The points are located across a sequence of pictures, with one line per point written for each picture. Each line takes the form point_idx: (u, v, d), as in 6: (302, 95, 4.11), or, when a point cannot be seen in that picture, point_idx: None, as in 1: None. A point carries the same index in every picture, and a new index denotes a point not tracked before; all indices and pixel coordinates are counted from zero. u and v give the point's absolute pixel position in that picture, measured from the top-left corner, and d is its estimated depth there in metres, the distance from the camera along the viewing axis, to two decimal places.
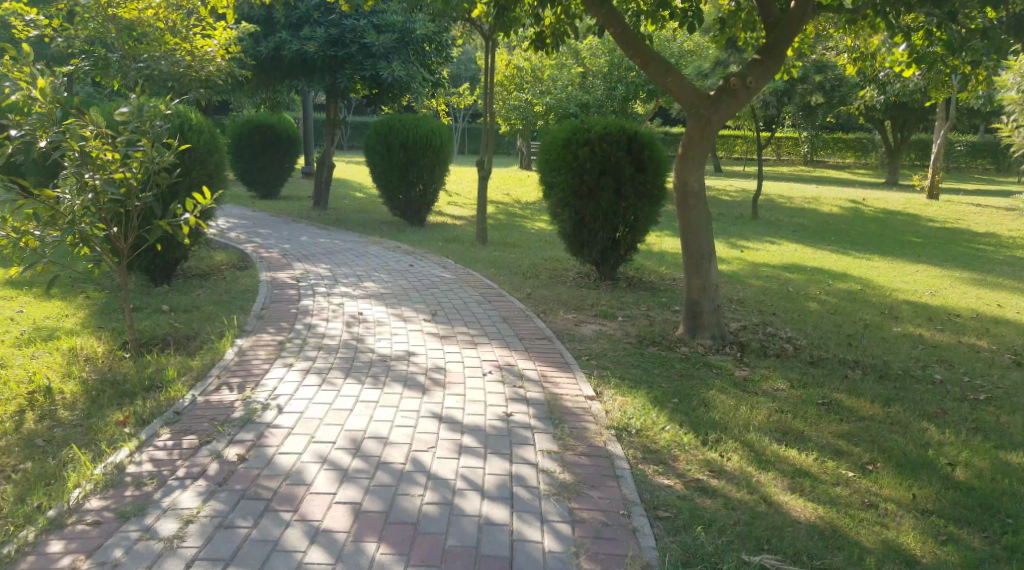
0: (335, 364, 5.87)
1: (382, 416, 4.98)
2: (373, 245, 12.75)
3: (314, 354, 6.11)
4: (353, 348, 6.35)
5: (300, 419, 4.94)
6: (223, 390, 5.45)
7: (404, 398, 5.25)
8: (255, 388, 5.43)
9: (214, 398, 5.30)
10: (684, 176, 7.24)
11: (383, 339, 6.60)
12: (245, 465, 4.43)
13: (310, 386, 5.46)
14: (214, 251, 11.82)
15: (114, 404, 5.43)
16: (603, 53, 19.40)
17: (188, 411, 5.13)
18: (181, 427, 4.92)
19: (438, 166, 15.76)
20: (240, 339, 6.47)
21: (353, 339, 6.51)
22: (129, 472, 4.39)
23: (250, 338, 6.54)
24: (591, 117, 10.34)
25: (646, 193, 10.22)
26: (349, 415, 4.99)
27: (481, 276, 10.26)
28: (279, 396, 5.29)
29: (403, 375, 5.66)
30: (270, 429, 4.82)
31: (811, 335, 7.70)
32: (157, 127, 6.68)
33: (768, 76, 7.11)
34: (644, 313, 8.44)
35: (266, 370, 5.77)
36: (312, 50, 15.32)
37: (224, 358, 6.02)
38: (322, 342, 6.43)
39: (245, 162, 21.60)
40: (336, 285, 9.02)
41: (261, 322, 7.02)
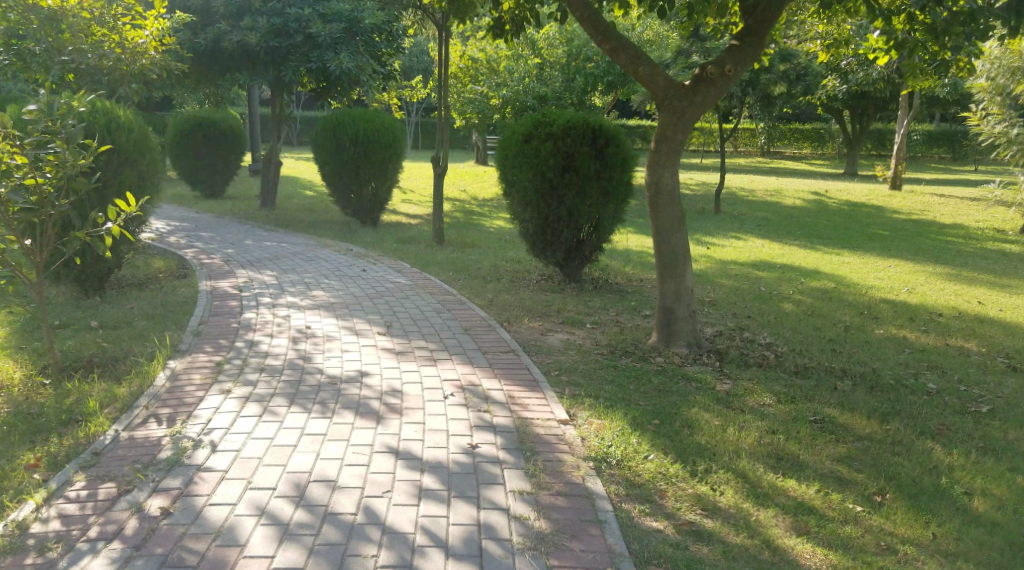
0: (279, 389, 5.23)
1: (331, 452, 4.37)
2: (323, 248, 12.08)
3: (255, 378, 5.45)
4: (299, 368, 5.71)
5: (237, 459, 4.32)
6: (150, 423, 4.80)
7: (356, 429, 4.64)
8: (187, 421, 4.77)
9: (140, 433, 4.66)
10: (657, 171, 6.73)
11: (334, 357, 5.97)
12: (169, 522, 3.84)
13: (249, 417, 4.82)
14: (153, 258, 11.05)
15: (25, 442, 4.74)
16: (561, 43, 19.06)
17: (109, 450, 4.49)
18: (99, 471, 4.29)
19: (391, 163, 15.03)
20: (172, 361, 5.82)
21: (298, 359, 5.90)
22: (32, 533, 3.80)
23: (184, 359, 5.88)
24: (551, 109, 9.79)
25: (612, 191, 9.70)
26: (293, 452, 4.38)
27: (439, 280, 9.67)
28: (213, 430, 4.65)
29: (356, 400, 5.04)
30: (202, 473, 4.20)
31: (791, 340, 7.24)
32: (69, 126, 6.17)
33: (746, 64, 6.63)
34: (613, 320, 7.91)
35: (201, 399, 5.11)
36: (253, 41, 14.61)
37: (153, 386, 5.34)
38: (264, 362, 5.79)
39: (189, 160, 20.71)
40: (284, 294, 8.37)
41: (197, 342, 6.35)
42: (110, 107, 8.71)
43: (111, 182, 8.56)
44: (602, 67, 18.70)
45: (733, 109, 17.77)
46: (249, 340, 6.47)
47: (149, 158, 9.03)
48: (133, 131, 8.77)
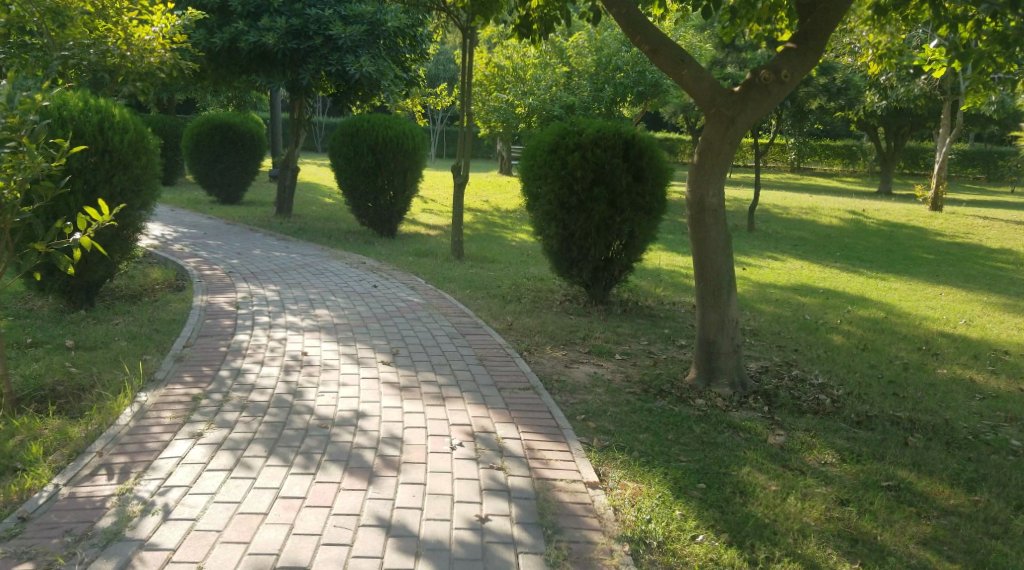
0: (256, 437, 4.61)
1: (307, 525, 3.74)
2: (334, 261, 11.46)
3: (234, 418, 4.89)
4: (285, 409, 5.07)
5: (191, 532, 3.70)
6: (99, 476, 4.18)
7: (343, 492, 4.00)
8: (141, 475, 4.15)
9: (84, 491, 4.05)
10: (701, 188, 5.99)
11: (326, 395, 5.33)
12: None
13: (217, 471, 4.19)
14: (151, 267, 10.51)
15: None
16: (590, 52, 18.46)
17: (41, 514, 3.88)
18: (24, 542, 3.67)
19: (410, 171, 14.38)
20: (143, 395, 5.25)
21: (287, 396, 5.28)
22: None
23: (157, 393, 5.31)
24: (581, 118, 9.09)
25: (644, 207, 8.95)
26: (260, 525, 3.74)
27: (455, 299, 8.99)
28: (169, 489, 4.02)
29: (345, 453, 4.40)
30: (143, 553, 3.58)
31: (845, 379, 6.48)
32: (31, 124, 5.24)
33: (804, 69, 5.89)
34: (644, 350, 7.20)
35: (165, 445, 4.51)
36: (272, 41, 13.99)
37: (114, 426, 4.76)
38: (247, 399, 5.20)
39: (205, 164, 20.17)
40: (283, 312, 7.73)
41: (175, 370, 5.74)
42: (106, 103, 8.09)
43: (98, 187, 7.93)
44: (632, 76, 18.04)
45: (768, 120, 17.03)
46: (235, 368, 5.86)
47: (146, 162, 8.45)
48: (129, 131, 8.14)
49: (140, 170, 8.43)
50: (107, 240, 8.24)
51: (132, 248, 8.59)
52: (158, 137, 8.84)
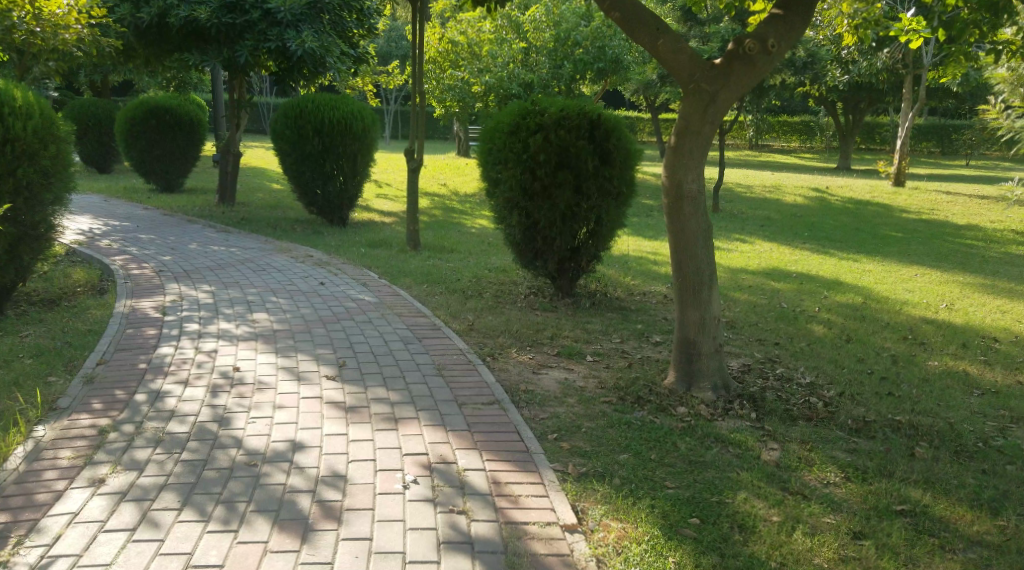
0: (168, 483, 4.06)
1: None
2: (280, 255, 10.76)
3: (145, 458, 4.29)
4: (208, 443, 4.45)
5: None
6: None
7: (269, 557, 3.53)
8: (19, 543, 3.61)
9: None
10: (679, 171, 5.48)
11: (258, 421, 4.71)
12: None
13: (115, 534, 3.68)
14: (73, 267, 9.75)
15: None
16: (547, 26, 17.61)
17: None
18: None
19: (361, 157, 13.67)
20: (40, 429, 4.61)
21: (214, 423, 4.69)
22: None
23: (57, 425, 4.67)
24: (542, 96, 8.49)
25: (610, 192, 8.40)
26: None
27: (410, 297, 8.38)
28: (54, 561, 3.51)
29: (273, 503, 3.90)
30: None
31: (834, 377, 6.00)
32: None
33: (791, 36, 5.39)
34: (616, 349, 6.67)
35: (58, 498, 3.94)
36: (204, 16, 13.28)
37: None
38: (164, 432, 4.56)
39: (142, 151, 19.18)
40: (215, 318, 7.02)
41: (82, 396, 5.04)
42: (7, 86, 7.39)
43: (1, 183, 7.25)
44: (591, 52, 17.33)
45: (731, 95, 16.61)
46: (153, 390, 5.15)
47: (54, 151, 7.74)
48: (34, 116, 7.46)
49: (49, 159, 7.74)
50: (14, 239, 7.57)
51: (44, 244, 7.92)
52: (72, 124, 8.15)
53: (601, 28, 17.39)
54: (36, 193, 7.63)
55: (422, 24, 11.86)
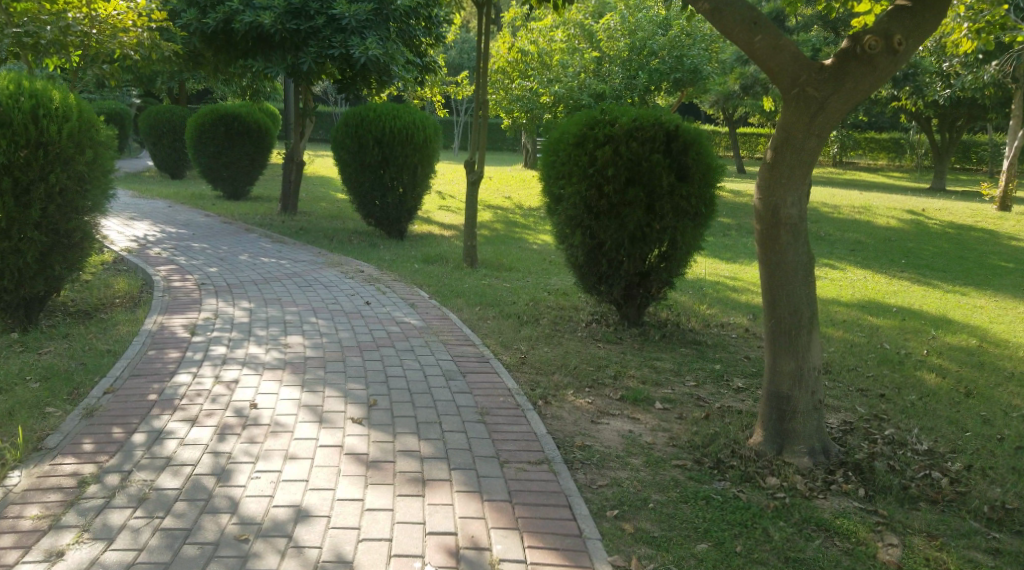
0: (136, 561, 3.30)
1: None
2: (330, 269, 10.12)
3: (119, 523, 3.55)
4: (197, 507, 3.68)
5: None
6: None
7: None
8: None
9: None
10: (777, 192, 4.64)
11: (262, 477, 3.93)
12: None
13: None
14: (114, 277, 9.24)
15: None
16: (623, 35, 16.89)
17: None
18: None
19: (422, 166, 12.98)
20: (18, 473, 3.96)
21: (211, 477, 3.93)
22: None
23: (37, 470, 4.01)
24: (615, 104, 7.67)
25: (688, 214, 7.51)
26: None
27: (460, 322, 7.60)
28: None
29: None
30: None
31: (953, 442, 5.02)
32: None
33: (919, 34, 4.47)
34: (688, 395, 5.75)
35: None
36: (268, 21, 12.76)
37: None
38: (152, 486, 3.83)
39: (211, 158, 18.93)
40: (244, 342, 6.35)
41: (74, 434, 4.39)
42: (43, 86, 6.78)
43: (33, 187, 6.66)
44: (668, 63, 16.48)
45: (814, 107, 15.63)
46: (156, 429, 4.46)
47: (93, 155, 7.10)
48: (73, 117, 6.82)
49: (87, 166, 7.12)
50: (44, 248, 6.94)
51: (81, 254, 7.30)
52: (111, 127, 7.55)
53: (677, 38, 16.65)
54: (72, 200, 6.98)
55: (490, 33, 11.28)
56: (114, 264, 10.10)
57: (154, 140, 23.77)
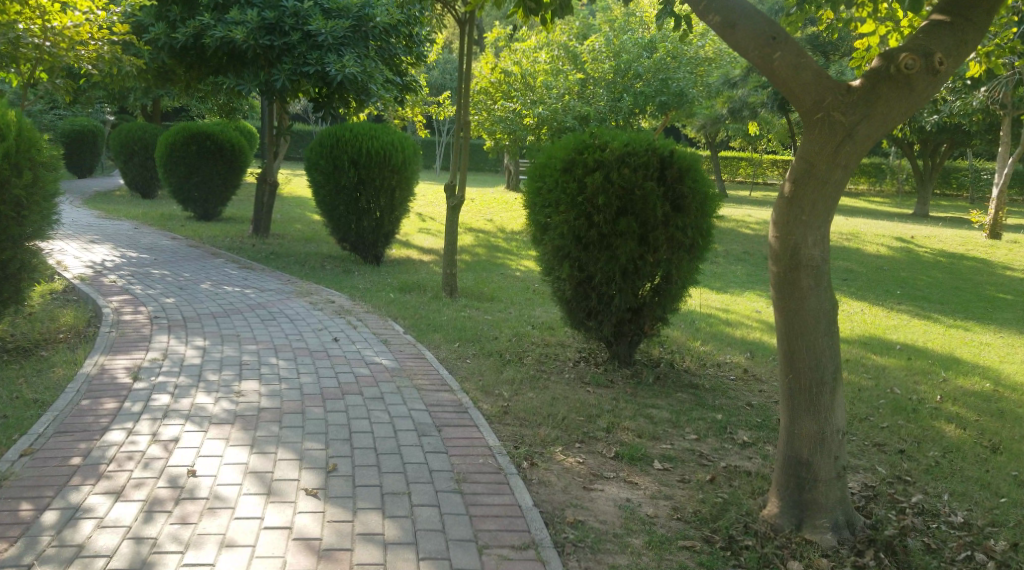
0: None
1: None
2: (298, 299, 9.50)
3: None
4: None
5: None
6: None
7: None
8: None
9: None
10: (797, 230, 4.10)
11: None
12: None
13: None
14: (61, 311, 8.60)
15: None
16: (608, 57, 16.54)
17: None
18: None
19: (400, 189, 12.37)
20: None
21: None
22: None
23: None
24: (604, 128, 7.17)
25: (683, 245, 7.01)
26: None
27: (436, 361, 6.98)
28: None
29: None
30: None
31: (991, 513, 4.49)
32: None
33: (958, 52, 4.02)
34: (688, 452, 5.21)
35: None
36: (240, 37, 12.10)
37: None
38: None
39: (181, 178, 18.26)
40: (192, 389, 5.85)
41: None
42: None
43: None
44: (654, 86, 16.13)
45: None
46: (72, 505, 4.09)
47: (32, 178, 6.90)
48: (9, 134, 6.65)
49: (25, 190, 6.91)
50: None
51: (16, 285, 7.09)
52: (57, 149, 7.33)
53: (663, 60, 16.23)
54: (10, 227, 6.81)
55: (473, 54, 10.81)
56: (68, 295, 9.42)
57: (126, 159, 23.09)
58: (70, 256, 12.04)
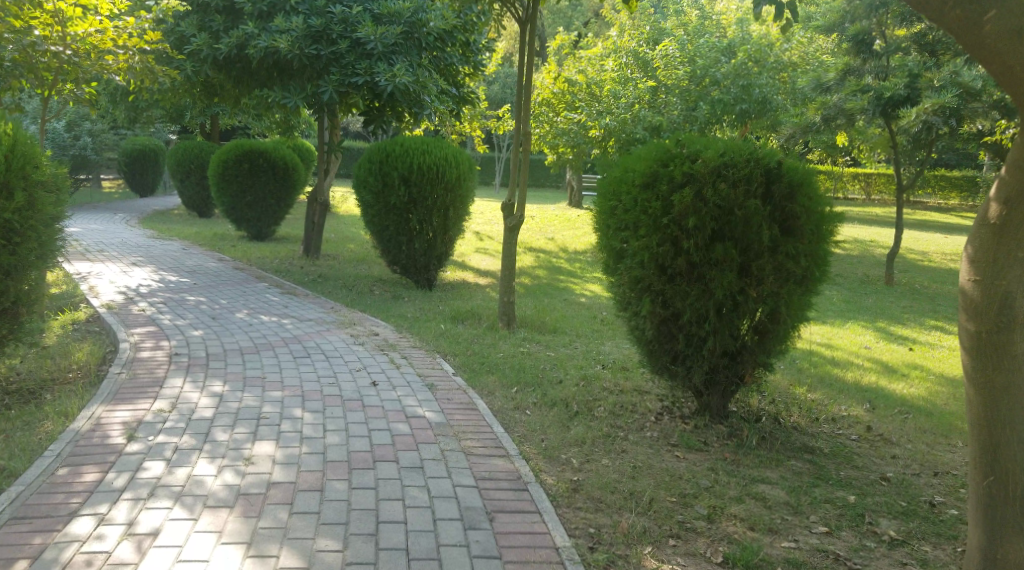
0: None
1: None
2: (339, 332, 8.44)
3: None
4: None
5: None
6: None
7: None
8: None
9: None
10: (1012, 277, 3.56)
11: None
12: None
13: None
14: (78, 343, 7.66)
15: None
16: (682, 63, 15.13)
17: None
18: None
19: (455, 208, 11.34)
20: None
21: None
22: None
23: None
24: (693, 134, 6.00)
25: (793, 276, 5.72)
26: None
27: (491, 415, 5.85)
28: None
29: None
30: None
31: None
32: None
33: None
34: (820, 554, 4.18)
35: None
36: (284, 46, 11.24)
37: None
38: None
39: (233, 197, 17.54)
40: (191, 455, 4.70)
41: None
42: None
43: None
44: (732, 92, 14.85)
45: (891, 141, 13.83)
46: None
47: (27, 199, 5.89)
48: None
49: (20, 214, 5.89)
50: None
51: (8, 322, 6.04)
52: (58, 166, 6.36)
53: (743, 66, 15.00)
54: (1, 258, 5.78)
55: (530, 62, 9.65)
56: (89, 325, 8.55)
57: (183, 177, 22.63)
58: (105, 280, 11.25)
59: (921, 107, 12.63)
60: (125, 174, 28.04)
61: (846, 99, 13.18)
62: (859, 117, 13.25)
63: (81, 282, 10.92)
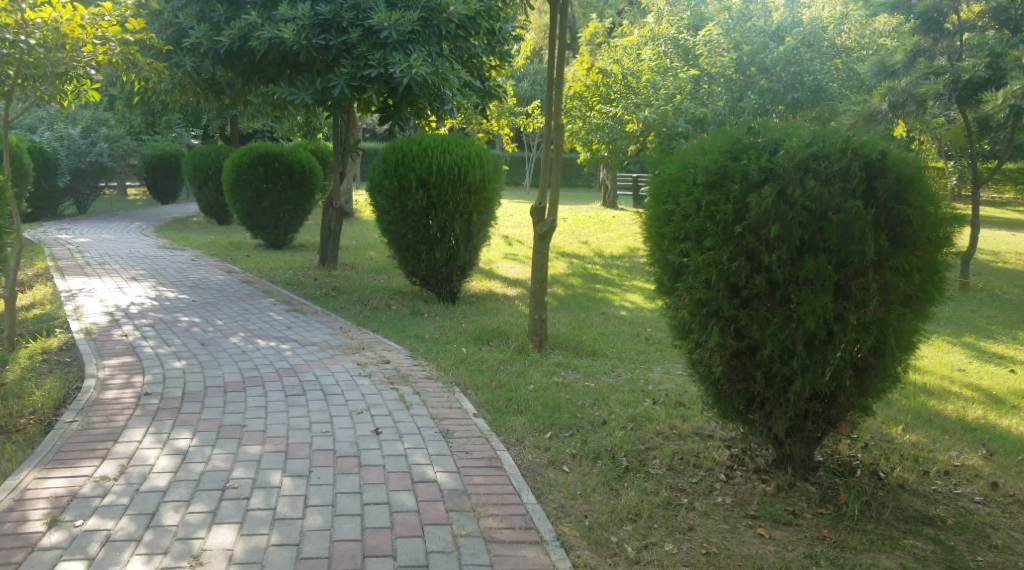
0: None
1: None
2: (344, 359, 7.27)
3: None
4: None
5: None
6: None
7: None
8: None
9: None
10: None
11: None
12: None
13: None
14: (37, 382, 6.58)
15: None
16: (727, 50, 13.80)
17: None
18: None
19: (481, 213, 10.14)
20: None
21: None
22: None
23: None
24: (766, 120, 4.81)
25: (900, 295, 4.48)
26: None
27: (519, 475, 4.71)
28: None
29: None
30: None
31: None
32: None
33: None
34: None
35: None
36: (289, 37, 10.11)
37: None
38: None
39: (247, 202, 16.46)
40: (125, 552, 3.72)
41: None
42: None
43: None
44: (783, 80, 13.48)
45: (964, 132, 12.45)
46: None
47: None
48: None
49: None
50: None
51: None
52: None
53: (794, 49, 13.58)
54: None
55: (564, 46, 8.36)
56: (61, 354, 7.53)
57: (199, 181, 21.73)
58: (95, 298, 10.25)
59: (1009, 90, 10.71)
60: (144, 179, 27.27)
61: (918, 83, 11.81)
62: (933, 104, 11.83)
63: (64, 302, 9.88)
